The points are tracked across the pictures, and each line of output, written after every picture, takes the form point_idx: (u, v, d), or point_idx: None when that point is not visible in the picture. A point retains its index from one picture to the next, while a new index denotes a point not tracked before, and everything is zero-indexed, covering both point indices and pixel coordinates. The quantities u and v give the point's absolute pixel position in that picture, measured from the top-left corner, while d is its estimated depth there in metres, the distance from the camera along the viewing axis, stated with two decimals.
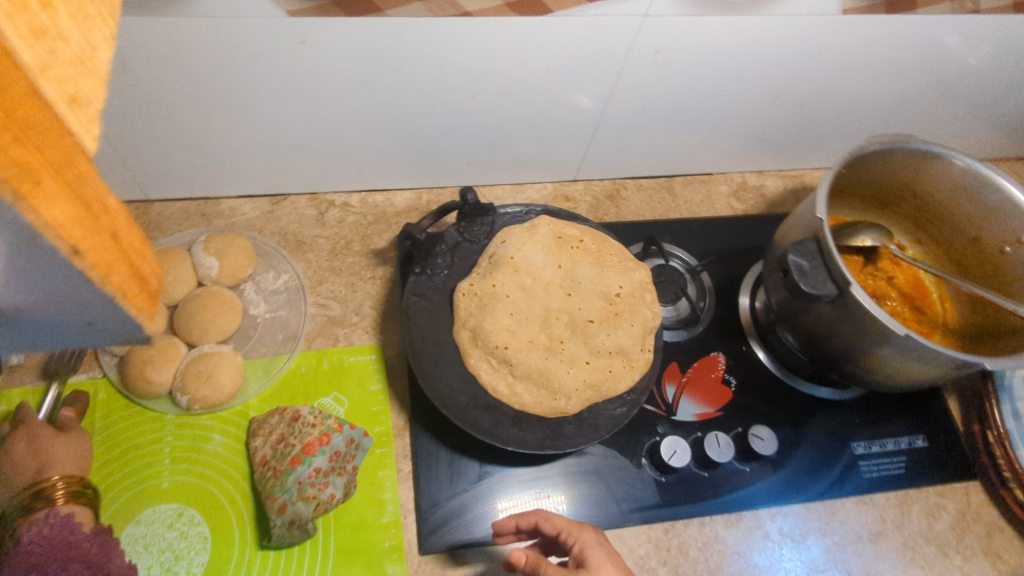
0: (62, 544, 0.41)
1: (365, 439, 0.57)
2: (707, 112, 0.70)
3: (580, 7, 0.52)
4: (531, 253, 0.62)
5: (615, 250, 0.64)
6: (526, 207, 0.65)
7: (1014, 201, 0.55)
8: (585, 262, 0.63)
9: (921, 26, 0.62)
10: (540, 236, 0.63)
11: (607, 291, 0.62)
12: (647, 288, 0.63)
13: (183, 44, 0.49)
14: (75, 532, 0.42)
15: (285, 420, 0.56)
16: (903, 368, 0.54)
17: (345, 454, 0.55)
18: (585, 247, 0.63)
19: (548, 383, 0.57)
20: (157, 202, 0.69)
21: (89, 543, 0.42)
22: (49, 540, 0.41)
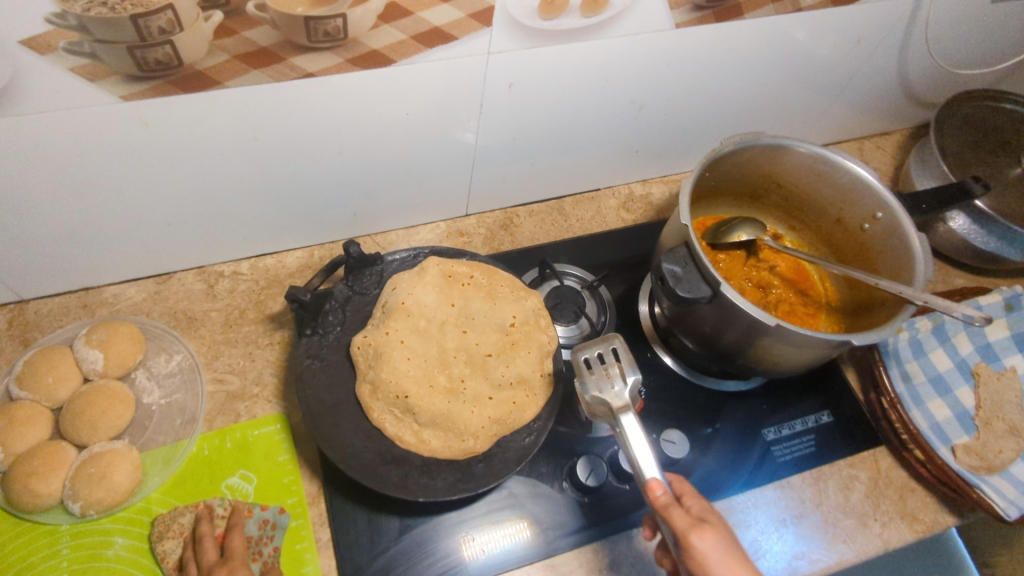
0: None
1: (282, 516, 0.57)
2: (578, 133, 0.72)
3: (422, 53, 0.53)
4: (420, 297, 0.61)
5: (506, 280, 0.65)
6: (414, 251, 0.66)
7: (862, 180, 0.59)
8: (476, 298, 0.64)
9: (756, 30, 0.65)
10: (429, 277, 0.63)
11: (502, 322, 0.63)
12: (542, 313, 0.63)
13: (16, 140, 0.48)
14: None
15: (193, 515, 0.56)
16: (787, 354, 0.56)
17: (260, 538, 0.56)
18: (475, 282, 0.64)
19: (456, 426, 0.57)
20: (32, 300, 0.66)
21: None
22: None
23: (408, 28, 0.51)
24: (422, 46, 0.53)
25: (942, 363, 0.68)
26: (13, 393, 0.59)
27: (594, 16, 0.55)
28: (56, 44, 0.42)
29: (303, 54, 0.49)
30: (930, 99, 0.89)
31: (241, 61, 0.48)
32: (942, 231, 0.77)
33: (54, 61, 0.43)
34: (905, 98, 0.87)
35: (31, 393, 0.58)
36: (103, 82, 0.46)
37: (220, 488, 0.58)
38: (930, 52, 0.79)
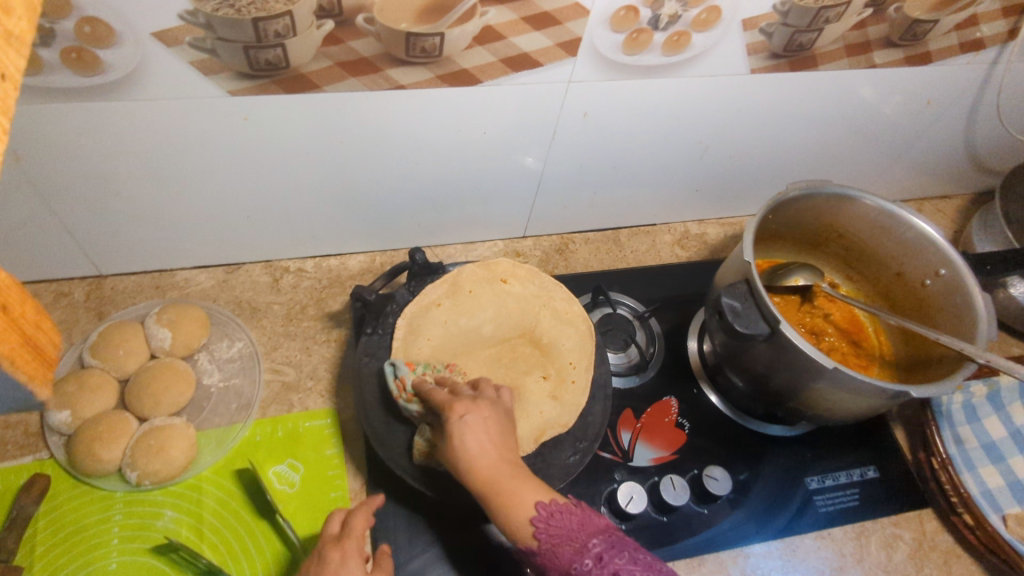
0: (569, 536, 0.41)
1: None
2: (643, 167, 0.74)
3: (508, 76, 0.56)
4: (467, 291, 0.65)
5: (528, 297, 0.67)
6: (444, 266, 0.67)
7: (927, 236, 0.60)
8: (514, 289, 0.66)
9: (829, 81, 0.66)
10: (474, 273, 0.66)
11: (542, 313, 0.66)
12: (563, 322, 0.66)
13: (131, 123, 0.51)
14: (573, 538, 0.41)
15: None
16: (841, 401, 0.56)
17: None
18: (513, 278, 0.67)
19: (523, 420, 0.58)
20: (109, 277, 0.70)
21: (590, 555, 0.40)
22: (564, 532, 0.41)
23: (499, 52, 0.54)
24: (509, 69, 0.55)
25: (996, 431, 0.67)
26: (85, 361, 0.62)
27: (675, 55, 0.57)
28: (182, 38, 0.46)
29: (398, 67, 0.52)
30: (996, 165, 0.89)
31: (342, 68, 0.51)
32: (1001, 297, 0.76)
33: (178, 54, 0.46)
34: (970, 162, 0.87)
35: (102, 363, 0.61)
36: (216, 77, 0.49)
37: (267, 474, 0.60)
38: (1000, 119, 0.79)
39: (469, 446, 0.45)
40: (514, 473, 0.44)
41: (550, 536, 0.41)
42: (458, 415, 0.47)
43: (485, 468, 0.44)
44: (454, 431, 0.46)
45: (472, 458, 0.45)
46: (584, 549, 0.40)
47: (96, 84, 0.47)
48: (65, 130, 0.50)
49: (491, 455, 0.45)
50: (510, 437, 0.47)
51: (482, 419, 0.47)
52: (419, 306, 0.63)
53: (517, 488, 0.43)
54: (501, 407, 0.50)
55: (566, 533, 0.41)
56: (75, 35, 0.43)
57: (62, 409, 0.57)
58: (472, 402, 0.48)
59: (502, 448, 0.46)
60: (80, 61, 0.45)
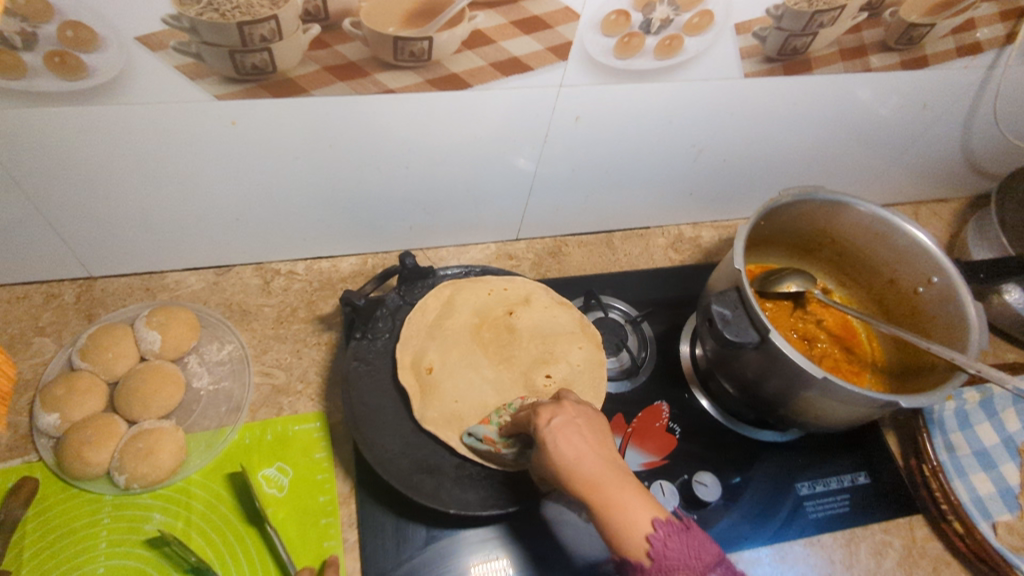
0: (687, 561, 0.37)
1: None
2: (636, 170, 0.74)
3: (498, 80, 0.55)
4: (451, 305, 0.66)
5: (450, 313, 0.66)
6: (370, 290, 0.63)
7: (919, 244, 0.60)
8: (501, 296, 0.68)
9: (824, 85, 0.66)
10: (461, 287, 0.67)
11: (503, 331, 0.66)
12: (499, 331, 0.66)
13: (117, 127, 0.51)
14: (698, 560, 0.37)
15: None
16: (831, 409, 0.56)
17: None
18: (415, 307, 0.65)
19: None
20: (100, 278, 0.70)
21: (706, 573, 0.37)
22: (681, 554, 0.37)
23: (489, 56, 0.53)
24: (499, 73, 0.55)
25: (988, 437, 0.67)
26: (74, 364, 0.61)
27: (667, 59, 0.57)
28: (167, 42, 0.45)
29: (387, 71, 0.52)
30: (992, 169, 0.89)
31: (330, 73, 0.51)
32: (996, 303, 0.75)
33: (162, 58, 0.46)
34: (967, 166, 0.87)
35: (91, 365, 0.60)
36: (202, 82, 0.49)
37: (256, 478, 0.59)
38: (998, 124, 0.78)
39: (565, 449, 0.42)
40: (618, 480, 0.40)
41: (665, 558, 0.37)
42: (544, 420, 0.45)
43: (591, 470, 0.40)
44: (546, 436, 0.44)
45: (571, 465, 0.41)
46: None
47: (81, 88, 0.46)
48: (51, 134, 0.50)
49: (592, 459, 0.41)
50: (607, 437, 0.44)
51: (573, 420, 0.44)
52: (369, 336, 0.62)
53: (627, 499, 0.39)
54: (593, 410, 0.47)
55: (683, 560, 0.37)
56: (58, 39, 0.43)
57: (51, 411, 0.57)
58: (559, 407, 0.46)
59: (600, 447, 0.42)
60: (63, 65, 0.45)
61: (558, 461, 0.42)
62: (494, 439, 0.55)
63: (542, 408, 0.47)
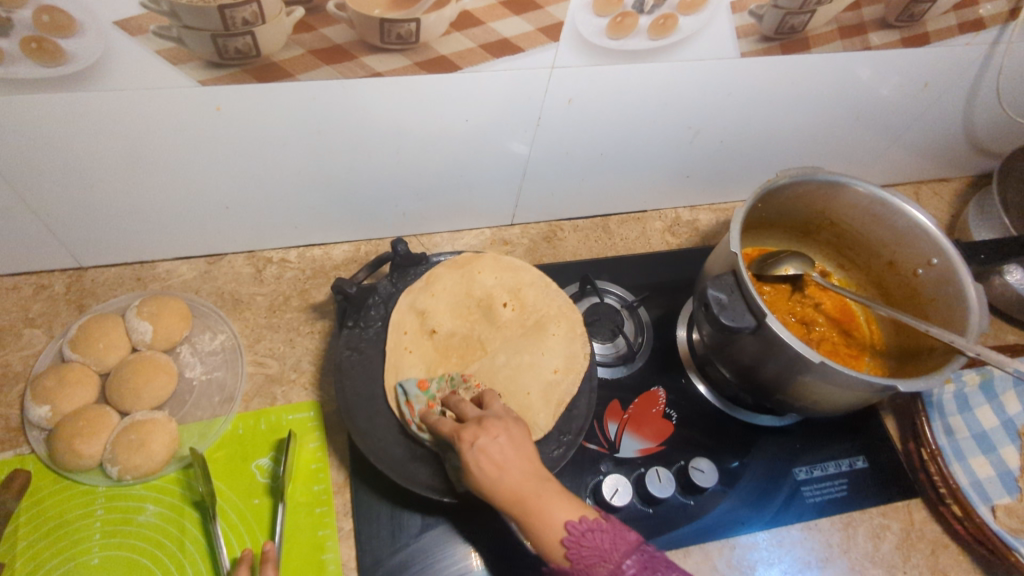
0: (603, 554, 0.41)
1: None
2: (631, 153, 0.73)
3: (488, 62, 0.54)
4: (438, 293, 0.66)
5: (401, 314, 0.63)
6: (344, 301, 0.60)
7: (919, 225, 0.59)
8: (482, 279, 0.67)
9: (823, 64, 0.64)
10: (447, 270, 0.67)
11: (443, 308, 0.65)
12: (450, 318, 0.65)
13: (100, 115, 0.50)
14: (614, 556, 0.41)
15: None
16: (828, 393, 0.55)
17: None
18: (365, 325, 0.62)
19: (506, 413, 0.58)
20: (90, 268, 0.69)
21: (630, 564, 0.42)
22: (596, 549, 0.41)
23: (478, 37, 0.52)
24: (489, 55, 0.54)
25: (988, 420, 0.66)
26: (65, 356, 0.61)
27: (660, 39, 0.55)
28: (147, 27, 0.44)
29: (374, 54, 0.51)
30: (994, 148, 0.87)
31: (316, 56, 0.50)
32: (997, 284, 0.75)
33: (142, 43, 0.45)
34: (968, 145, 0.85)
35: (82, 357, 0.60)
36: (185, 66, 0.48)
37: (250, 468, 0.59)
38: (999, 102, 0.77)
39: (486, 467, 0.44)
40: (536, 489, 0.43)
41: (581, 557, 0.41)
42: (468, 441, 0.45)
43: (511, 487, 0.43)
44: (469, 459, 0.45)
45: (495, 481, 0.43)
46: (619, 571, 0.41)
47: (61, 75, 0.45)
48: (33, 122, 0.49)
49: (512, 474, 0.44)
50: (526, 448, 0.46)
51: (496, 438, 0.45)
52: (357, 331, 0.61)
53: (545, 506, 0.43)
54: (511, 418, 0.48)
55: (598, 553, 0.41)
56: (34, 24, 0.41)
57: (42, 404, 0.57)
58: (479, 425, 0.47)
59: (519, 461, 0.44)
60: (41, 51, 0.43)
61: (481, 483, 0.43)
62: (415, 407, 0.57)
63: (463, 428, 0.47)
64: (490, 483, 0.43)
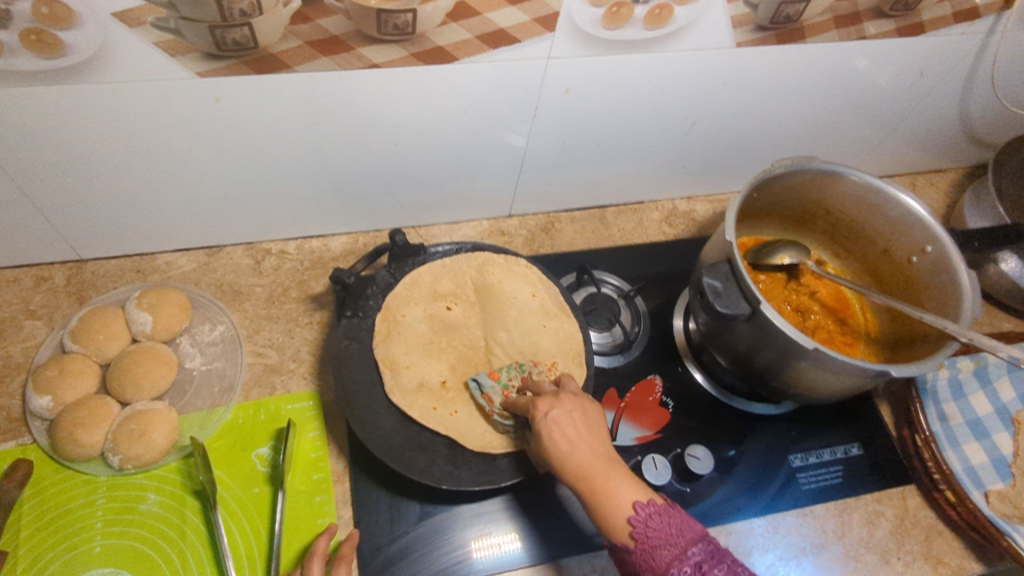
0: (667, 537, 0.41)
1: None
2: (628, 144, 0.73)
3: (485, 53, 0.55)
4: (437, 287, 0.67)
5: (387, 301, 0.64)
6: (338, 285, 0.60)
7: (913, 213, 0.59)
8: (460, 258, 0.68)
9: (819, 53, 0.65)
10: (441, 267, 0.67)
11: (423, 296, 0.66)
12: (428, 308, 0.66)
13: (98, 107, 0.50)
14: (676, 541, 0.40)
15: None
16: (822, 380, 0.56)
17: None
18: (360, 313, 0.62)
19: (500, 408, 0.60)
20: (89, 261, 0.69)
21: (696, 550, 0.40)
22: (659, 531, 0.41)
23: (474, 28, 0.52)
24: (485, 46, 0.54)
25: (982, 407, 0.67)
26: (66, 346, 0.61)
27: (656, 29, 0.56)
28: (144, 18, 0.44)
29: (371, 45, 0.51)
30: (990, 138, 0.88)
31: (312, 47, 0.50)
32: (992, 273, 0.75)
33: (140, 34, 0.45)
34: (964, 135, 0.86)
35: (83, 347, 0.60)
36: (183, 58, 0.48)
37: (250, 457, 0.60)
38: (995, 92, 0.77)
39: (559, 440, 0.47)
40: (608, 470, 0.45)
41: (648, 538, 0.41)
42: (543, 411, 0.49)
43: (579, 461, 0.45)
44: (543, 429, 0.48)
45: (565, 453, 0.46)
46: (684, 556, 0.40)
47: (60, 66, 0.46)
48: (32, 114, 0.49)
49: (583, 448, 0.46)
50: (599, 428, 0.48)
51: (569, 413, 0.48)
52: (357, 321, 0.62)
53: (613, 487, 0.44)
54: (586, 397, 0.50)
55: (665, 536, 0.41)
56: (33, 16, 0.42)
57: (44, 394, 0.57)
58: (556, 397, 0.50)
59: (591, 439, 0.46)
60: (40, 43, 0.44)
61: (554, 454, 0.46)
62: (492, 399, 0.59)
63: (540, 399, 0.50)
64: (560, 452, 0.46)
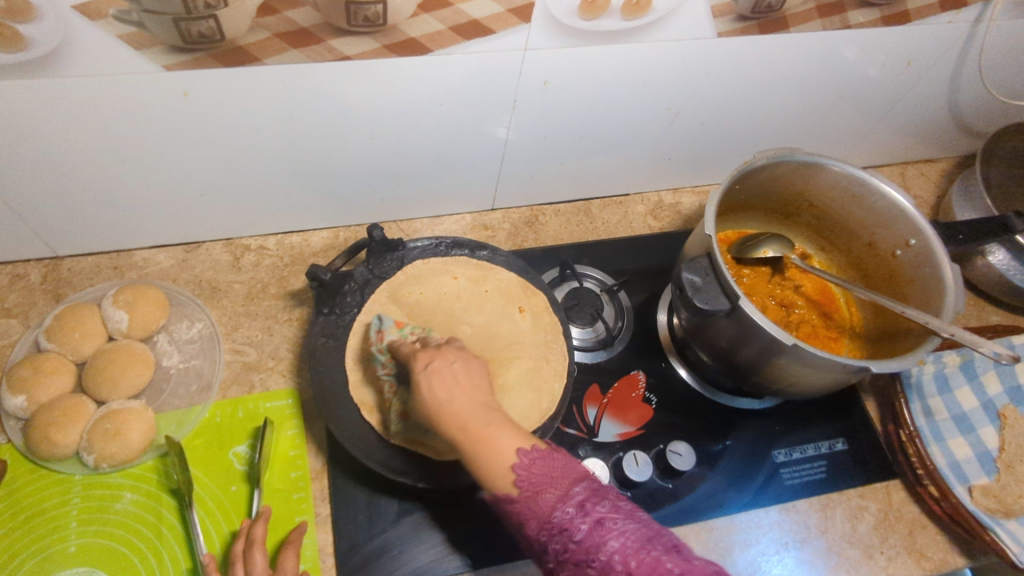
0: (546, 481, 0.41)
1: None
2: (611, 136, 0.72)
3: (459, 44, 0.53)
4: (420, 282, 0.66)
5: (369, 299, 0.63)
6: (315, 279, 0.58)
7: (897, 206, 0.58)
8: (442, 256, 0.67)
9: (803, 43, 0.63)
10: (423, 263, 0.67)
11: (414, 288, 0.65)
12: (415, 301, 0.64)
13: (65, 104, 0.49)
14: (556, 482, 0.41)
15: None
16: (804, 376, 0.55)
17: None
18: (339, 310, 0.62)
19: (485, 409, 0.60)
20: (66, 258, 0.68)
21: (580, 490, 0.40)
22: (539, 476, 0.41)
23: (447, 19, 0.51)
24: (460, 38, 0.53)
25: (968, 401, 0.66)
26: (41, 345, 0.61)
27: (635, 19, 0.55)
28: (106, 11, 0.43)
29: (341, 37, 0.50)
30: (980, 128, 0.87)
31: (282, 40, 0.49)
32: (980, 265, 0.74)
33: (103, 27, 0.44)
34: (953, 125, 0.85)
35: (57, 346, 0.60)
36: (148, 51, 0.47)
37: (227, 455, 0.59)
38: (983, 81, 0.76)
39: (437, 391, 0.43)
40: (484, 417, 0.42)
41: (530, 483, 0.41)
42: (423, 365, 0.46)
43: (455, 413, 0.42)
44: (422, 380, 0.45)
45: (445, 404, 0.43)
46: (566, 498, 0.40)
47: (21, 61, 0.45)
48: None
49: (460, 399, 0.43)
50: (482, 381, 0.45)
51: (451, 363, 0.45)
52: (334, 318, 0.61)
53: (492, 436, 0.42)
54: (472, 352, 0.47)
55: (547, 479, 0.41)
56: None
57: (18, 394, 0.57)
58: (438, 350, 0.47)
59: (470, 391, 0.44)
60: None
61: (431, 405, 0.43)
62: (384, 336, 0.55)
63: (423, 351, 0.47)
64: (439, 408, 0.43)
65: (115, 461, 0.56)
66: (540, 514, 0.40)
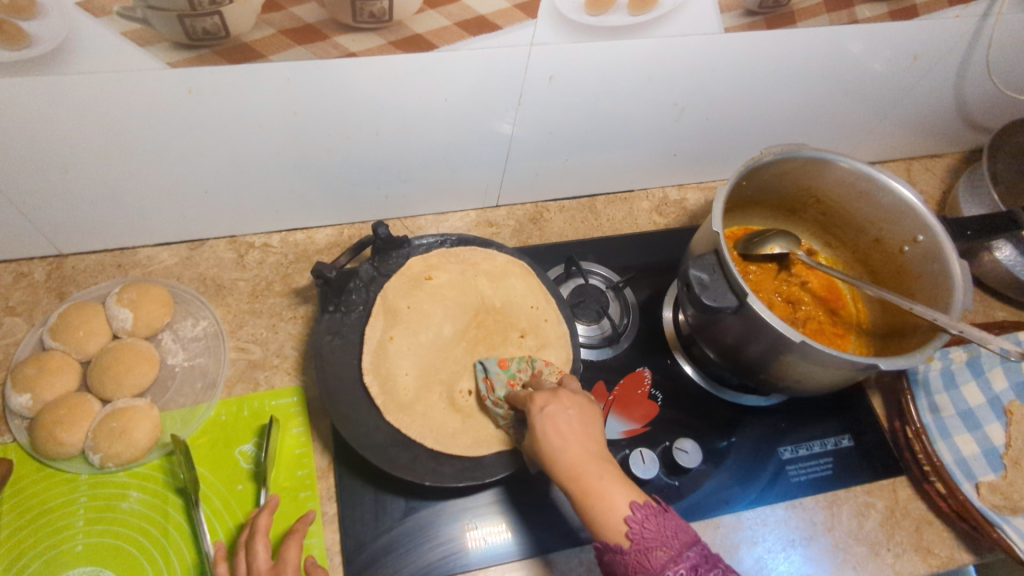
0: (660, 541, 0.40)
1: None
2: (616, 132, 0.72)
3: (465, 40, 0.53)
4: (425, 279, 0.66)
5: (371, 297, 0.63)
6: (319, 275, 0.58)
7: (906, 202, 0.58)
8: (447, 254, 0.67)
9: (810, 38, 0.63)
10: (429, 259, 0.66)
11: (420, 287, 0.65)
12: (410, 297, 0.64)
13: (69, 102, 0.49)
14: (670, 546, 0.40)
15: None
16: (811, 373, 0.55)
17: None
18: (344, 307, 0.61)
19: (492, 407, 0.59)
20: (70, 256, 0.68)
21: (693, 553, 0.39)
22: (652, 535, 0.40)
23: (453, 15, 0.51)
24: (466, 33, 0.53)
25: (974, 398, 0.66)
26: (46, 344, 0.60)
27: (642, 14, 0.54)
28: (110, 8, 0.43)
29: (347, 33, 0.50)
30: (987, 123, 0.86)
31: (286, 36, 0.49)
32: (986, 261, 0.74)
33: (107, 24, 0.44)
34: (960, 119, 0.84)
35: (62, 345, 0.60)
36: (152, 48, 0.46)
37: (233, 453, 0.59)
38: (990, 76, 0.76)
39: (552, 438, 0.45)
40: (600, 470, 0.43)
41: (643, 538, 0.40)
42: (538, 407, 0.48)
43: (569, 462, 0.44)
44: (537, 423, 0.47)
45: (558, 451, 0.45)
46: (680, 559, 0.39)
47: (24, 59, 0.44)
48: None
49: (574, 447, 0.45)
50: (594, 428, 0.47)
51: (565, 410, 0.47)
52: (337, 315, 0.61)
53: (606, 489, 0.42)
54: (584, 395, 0.50)
55: (660, 538, 0.40)
56: None
57: (23, 392, 0.57)
58: (554, 394, 0.49)
59: (584, 437, 0.46)
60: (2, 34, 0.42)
61: (545, 451, 0.45)
62: (493, 387, 0.59)
63: (538, 394, 0.50)
64: (556, 456, 0.45)
65: (121, 460, 0.56)
66: (648, 570, 0.39)
